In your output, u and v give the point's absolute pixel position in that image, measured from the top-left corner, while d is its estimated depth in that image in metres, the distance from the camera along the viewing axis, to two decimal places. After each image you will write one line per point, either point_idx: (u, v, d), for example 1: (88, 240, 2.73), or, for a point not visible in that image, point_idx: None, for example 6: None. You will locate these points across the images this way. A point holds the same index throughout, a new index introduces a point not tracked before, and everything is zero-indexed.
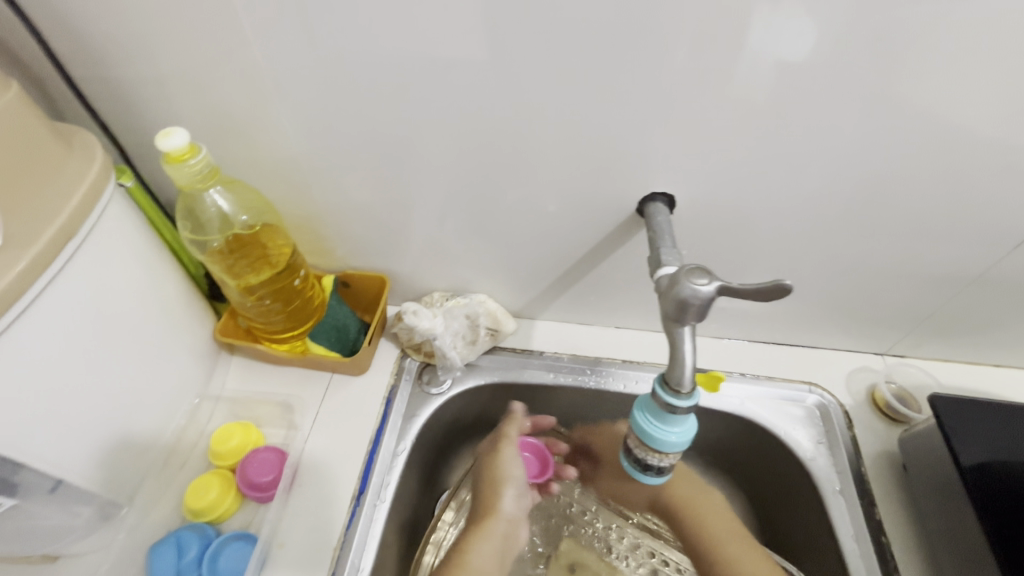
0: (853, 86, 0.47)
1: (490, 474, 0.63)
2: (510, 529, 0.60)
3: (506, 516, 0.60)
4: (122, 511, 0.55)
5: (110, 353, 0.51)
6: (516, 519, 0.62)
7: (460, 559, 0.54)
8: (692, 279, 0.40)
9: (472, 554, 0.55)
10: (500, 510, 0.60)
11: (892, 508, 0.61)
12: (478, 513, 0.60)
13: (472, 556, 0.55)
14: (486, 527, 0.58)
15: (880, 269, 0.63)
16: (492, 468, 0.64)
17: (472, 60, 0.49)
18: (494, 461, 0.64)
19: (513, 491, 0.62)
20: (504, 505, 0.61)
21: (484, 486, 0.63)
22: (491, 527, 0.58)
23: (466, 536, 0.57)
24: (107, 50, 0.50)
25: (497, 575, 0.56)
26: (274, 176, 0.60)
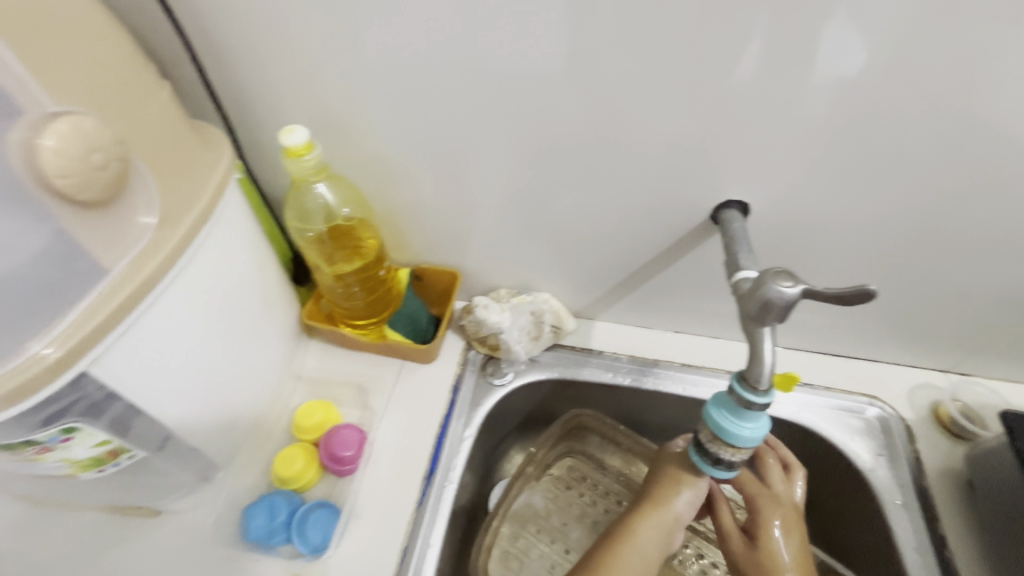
0: (938, 106, 0.48)
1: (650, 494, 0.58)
2: (675, 527, 0.57)
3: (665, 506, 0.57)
4: (220, 473, 0.61)
5: (226, 328, 0.56)
6: (683, 522, 0.58)
7: (627, 530, 0.56)
8: (778, 281, 0.42)
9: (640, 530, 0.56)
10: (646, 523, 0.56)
11: (956, 524, 0.61)
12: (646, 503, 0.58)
13: (636, 537, 0.56)
14: (626, 541, 0.56)
15: (953, 287, 0.62)
16: (662, 488, 0.58)
17: (562, 72, 0.52)
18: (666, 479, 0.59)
19: (682, 499, 0.57)
20: (676, 505, 0.57)
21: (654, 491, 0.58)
22: (655, 512, 0.57)
23: (636, 515, 0.57)
24: (234, 55, 0.55)
25: (655, 551, 0.56)
26: (366, 173, 0.65)
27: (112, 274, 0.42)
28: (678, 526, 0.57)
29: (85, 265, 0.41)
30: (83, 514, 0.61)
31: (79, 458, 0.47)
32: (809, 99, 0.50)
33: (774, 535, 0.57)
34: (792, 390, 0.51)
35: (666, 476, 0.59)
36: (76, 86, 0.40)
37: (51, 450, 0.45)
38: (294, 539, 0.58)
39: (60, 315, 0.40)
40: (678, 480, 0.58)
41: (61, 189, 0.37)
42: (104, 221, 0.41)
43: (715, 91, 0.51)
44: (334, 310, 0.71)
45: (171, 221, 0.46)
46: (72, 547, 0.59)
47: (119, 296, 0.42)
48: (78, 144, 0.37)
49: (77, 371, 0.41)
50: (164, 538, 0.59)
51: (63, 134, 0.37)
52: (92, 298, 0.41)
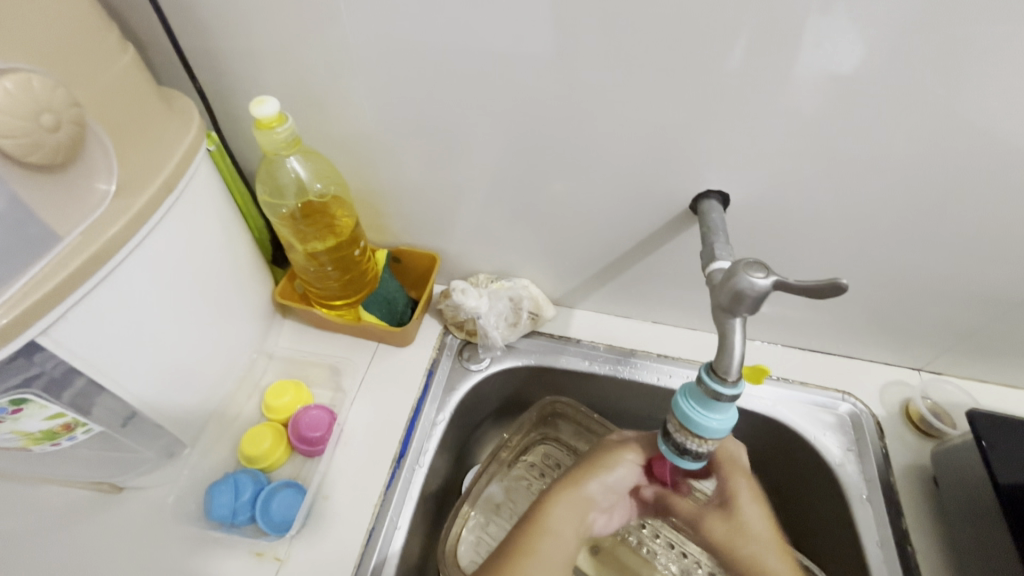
0: (920, 103, 0.47)
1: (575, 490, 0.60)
2: (593, 505, 0.60)
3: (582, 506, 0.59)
4: (186, 450, 0.60)
5: (192, 303, 0.54)
6: (601, 504, 0.61)
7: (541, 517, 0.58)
8: (750, 272, 0.41)
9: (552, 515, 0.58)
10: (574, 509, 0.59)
11: (920, 519, 0.61)
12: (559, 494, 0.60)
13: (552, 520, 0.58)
14: (539, 528, 0.58)
15: (928, 286, 0.63)
16: (602, 470, 0.59)
17: (543, 52, 0.50)
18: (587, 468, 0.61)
19: (603, 481, 0.59)
20: (590, 487, 0.60)
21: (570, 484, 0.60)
22: (579, 500, 0.59)
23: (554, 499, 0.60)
24: (207, 21, 0.53)
25: (569, 536, 0.59)
26: (343, 150, 0.63)
27: (65, 241, 0.41)
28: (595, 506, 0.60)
29: (37, 230, 0.39)
30: (45, 488, 0.60)
31: (30, 430, 0.46)
32: (792, 89, 0.49)
33: (741, 499, 0.60)
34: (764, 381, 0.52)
35: (591, 460, 0.61)
36: (30, 40, 0.38)
37: (1, 422, 0.44)
38: (259, 518, 0.57)
39: (10, 280, 0.38)
40: (609, 463, 0.59)
41: (8, 149, 0.35)
42: (58, 185, 0.40)
43: (698, 77, 0.49)
44: (308, 289, 0.69)
45: (129, 190, 0.44)
46: (32, 521, 0.58)
47: (73, 265, 0.40)
48: (28, 103, 0.36)
49: (27, 339, 0.39)
50: (127, 514, 0.58)
51: (9, 92, 0.35)
52: (44, 265, 0.40)
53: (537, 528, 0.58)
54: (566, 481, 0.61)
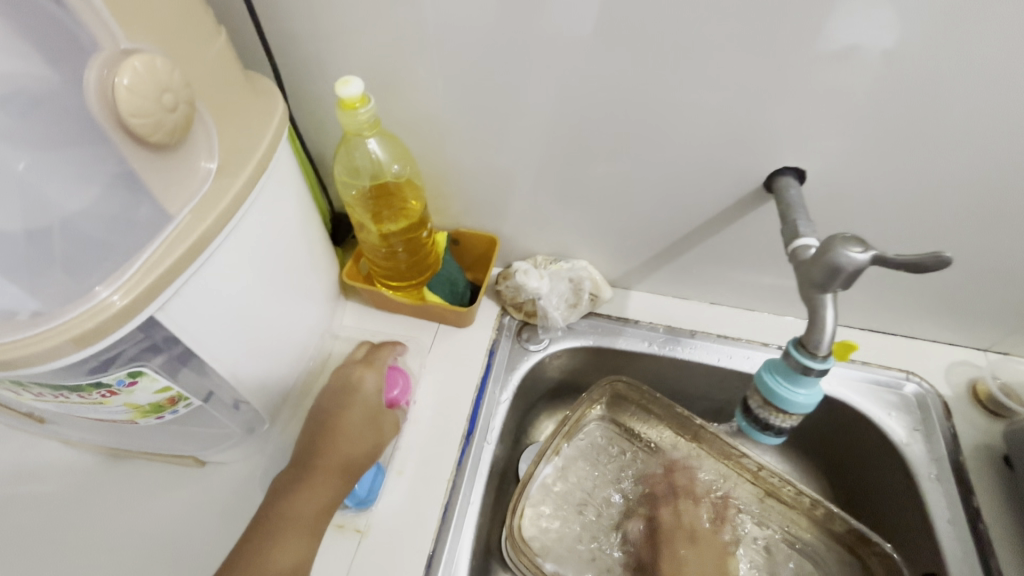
0: (1017, 75, 0.46)
1: (337, 436, 0.60)
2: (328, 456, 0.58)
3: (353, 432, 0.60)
4: (265, 426, 0.62)
5: (276, 283, 0.56)
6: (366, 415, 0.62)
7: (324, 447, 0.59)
8: (848, 247, 0.41)
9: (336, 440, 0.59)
10: (331, 451, 0.59)
11: (992, 500, 0.61)
12: (327, 422, 0.61)
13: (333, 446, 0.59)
14: (319, 467, 0.57)
15: (1006, 266, 0.61)
16: (324, 440, 0.59)
17: (625, 29, 0.50)
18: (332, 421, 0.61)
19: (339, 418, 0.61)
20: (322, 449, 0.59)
21: (331, 416, 0.62)
22: (323, 482, 0.56)
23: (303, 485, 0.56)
24: (286, 5, 0.54)
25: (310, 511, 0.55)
26: (412, 132, 0.64)
27: (177, 220, 0.42)
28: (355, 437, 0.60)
29: (150, 209, 0.41)
30: (133, 462, 0.62)
31: (140, 403, 0.48)
32: (881, 62, 0.48)
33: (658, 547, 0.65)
34: (848, 358, 0.56)
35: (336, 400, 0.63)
36: (145, 22, 0.39)
37: (116, 395, 0.46)
38: None
39: (129, 259, 0.40)
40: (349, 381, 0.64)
41: (136, 129, 0.37)
42: (169, 164, 0.41)
43: (783, 51, 0.49)
44: (373, 270, 0.71)
45: (228, 170, 0.45)
46: (124, 492, 0.61)
47: (186, 242, 0.42)
48: (152, 84, 0.37)
49: (145, 316, 0.41)
50: (213, 485, 0.60)
51: (138, 72, 0.36)
52: (159, 243, 0.41)
53: (293, 502, 0.55)
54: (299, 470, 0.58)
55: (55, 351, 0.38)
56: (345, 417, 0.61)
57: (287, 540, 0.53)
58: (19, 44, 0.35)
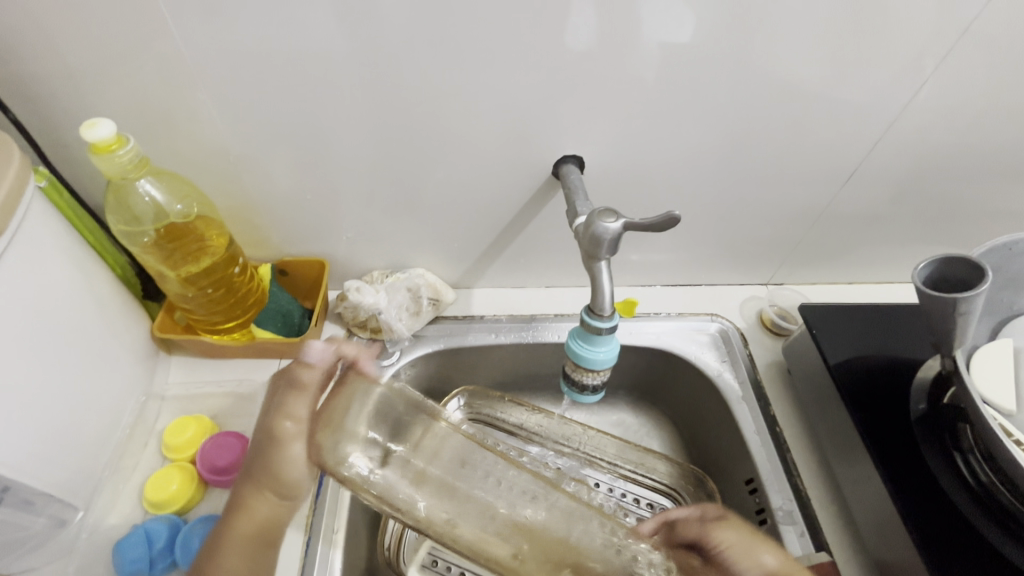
0: (713, 61, 0.57)
1: (266, 474, 0.53)
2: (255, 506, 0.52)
3: (292, 459, 0.53)
4: (78, 515, 0.54)
5: (59, 350, 0.51)
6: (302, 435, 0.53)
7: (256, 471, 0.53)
8: (603, 219, 0.47)
9: (264, 464, 0.53)
10: (278, 473, 0.53)
11: (784, 406, 0.73)
12: (252, 459, 0.53)
13: (265, 471, 0.53)
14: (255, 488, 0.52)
15: (757, 213, 0.74)
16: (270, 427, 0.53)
17: (392, 43, 0.53)
18: (263, 447, 0.53)
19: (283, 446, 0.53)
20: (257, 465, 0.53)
21: (251, 453, 0.54)
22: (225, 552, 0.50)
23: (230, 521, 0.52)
24: (9, 48, 0.49)
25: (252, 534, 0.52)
26: (202, 168, 0.61)
27: None
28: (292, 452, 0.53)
29: None
30: None
31: None
32: (613, 55, 0.56)
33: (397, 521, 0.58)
34: (630, 311, 0.78)
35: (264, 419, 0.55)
36: None
37: None
38: (179, 561, 0.54)
39: None
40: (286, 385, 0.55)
41: None
42: None
43: (536, 53, 0.55)
44: (190, 318, 0.66)
45: None
46: None
47: None
48: None
49: None
50: None
51: None
52: None
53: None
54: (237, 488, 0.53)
55: None
56: (256, 455, 0.53)
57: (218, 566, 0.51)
58: None
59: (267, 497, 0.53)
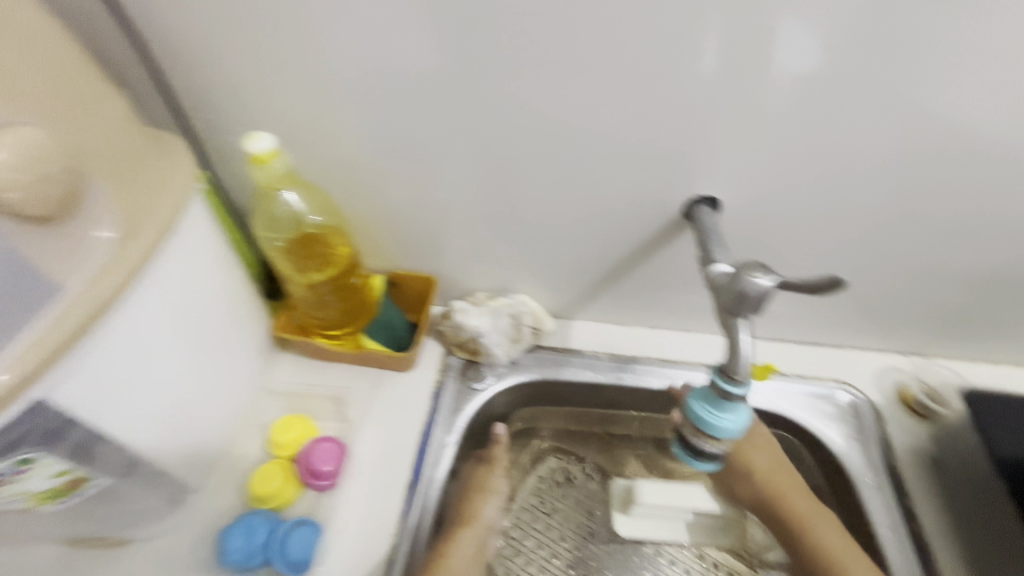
0: (896, 105, 0.50)
1: (478, 488, 0.65)
2: (471, 543, 0.61)
3: (497, 496, 0.65)
4: (192, 497, 0.58)
5: (196, 342, 0.54)
6: (492, 528, 0.64)
7: (471, 511, 0.63)
8: (754, 274, 0.43)
9: (482, 503, 0.64)
10: (484, 515, 0.64)
11: (926, 500, 0.64)
12: (469, 484, 0.65)
13: (478, 515, 0.63)
14: (470, 528, 0.62)
15: (915, 276, 0.65)
16: (477, 483, 0.65)
17: (536, 69, 0.51)
18: (474, 491, 0.65)
19: (490, 509, 0.64)
20: (484, 518, 0.63)
21: (470, 474, 0.66)
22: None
23: (450, 538, 0.60)
24: (196, 60, 0.53)
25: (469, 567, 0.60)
26: (335, 180, 0.63)
27: (66, 289, 0.39)
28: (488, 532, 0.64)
29: (36, 282, 0.38)
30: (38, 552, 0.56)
31: (36, 489, 0.43)
32: (775, 93, 0.50)
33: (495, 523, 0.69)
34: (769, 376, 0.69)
35: (472, 485, 0.65)
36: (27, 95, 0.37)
37: (8, 484, 0.41)
38: (275, 559, 0.56)
39: (11, 337, 0.36)
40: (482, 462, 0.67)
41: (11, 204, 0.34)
42: (59, 236, 0.38)
43: (687, 85, 0.51)
44: (305, 320, 0.69)
45: (130, 234, 0.43)
46: None
47: (74, 319, 0.39)
48: (31, 154, 0.34)
49: (33, 399, 0.38)
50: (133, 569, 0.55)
51: (14, 148, 0.34)
52: (47, 318, 0.38)
53: None
54: (454, 524, 0.62)
55: None
56: (469, 504, 0.64)
57: None
58: None
59: (473, 539, 0.62)
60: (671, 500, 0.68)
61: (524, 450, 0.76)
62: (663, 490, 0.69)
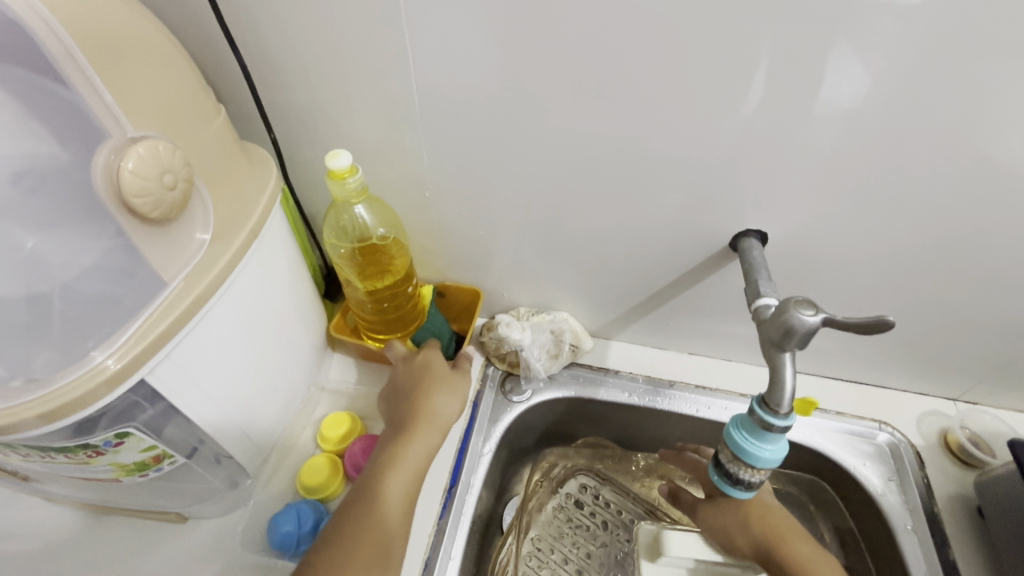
0: (951, 151, 0.51)
1: (427, 391, 0.63)
2: (422, 440, 0.58)
3: (460, 390, 0.65)
4: (247, 481, 0.62)
5: (267, 336, 0.58)
6: (453, 386, 0.65)
7: (426, 409, 0.61)
8: (801, 310, 0.44)
9: (440, 393, 0.63)
10: (438, 413, 0.61)
11: (967, 552, 0.62)
12: (420, 361, 0.66)
13: (438, 400, 0.62)
14: (424, 426, 0.59)
15: (964, 320, 0.65)
16: (435, 368, 0.65)
17: (599, 104, 0.54)
18: (425, 382, 0.64)
19: (445, 387, 0.64)
20: (438, 395, 0.63)
21: (422, 355, 0.67)
22: (391, 473, 0.55)
23: (383, 473, 0.55)
24: (285, 82, 0.58)
25: (412, 467, 0.56)
26: (399, 195, 0.68)
27: (170, 286, 0.44)
28: (441, 425, 0.61)
29: (147, 277, 0.43)
30: (112, 518, 0.62)
31: (125, 462, 0.48)
32: (830, 135, 0.52)
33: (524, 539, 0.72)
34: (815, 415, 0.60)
35: (419, 364, 0.66)
36: (154, 110, 0.42)
37: (103, 454, 0.46)
38: (320, 547, 0.58)
39: (125, 325, 0.41)
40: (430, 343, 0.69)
41: (137, 208, 0.39)
42: (167, 237, 0.43)
43: (743, 125, 0.53)
44: (359, 323, 0.73)
45: (224, 237, 0.47)
46: (100, 550, 0.60)
47: (176, 312, 0.43)
48: (154, 167, 0.39)
49: (136, 379, 0.42)
50: (193, 542, 0.60)
51: (141, 157, 0.38)
52: (154, 310, 0.43)
53: (374, 491, 0.53)
54: (404, 425, 0.59)
55: (57, 415, 0.39)
56: (431, 389, 0.63)
57: (384, 489, 0.54)
58: (33, 125, 0.40)
59: (429, 433, 0.59)
60: (698, 551, 0.61)
61: (570, 452, 0.81)
62: (687, 539, 0.62)
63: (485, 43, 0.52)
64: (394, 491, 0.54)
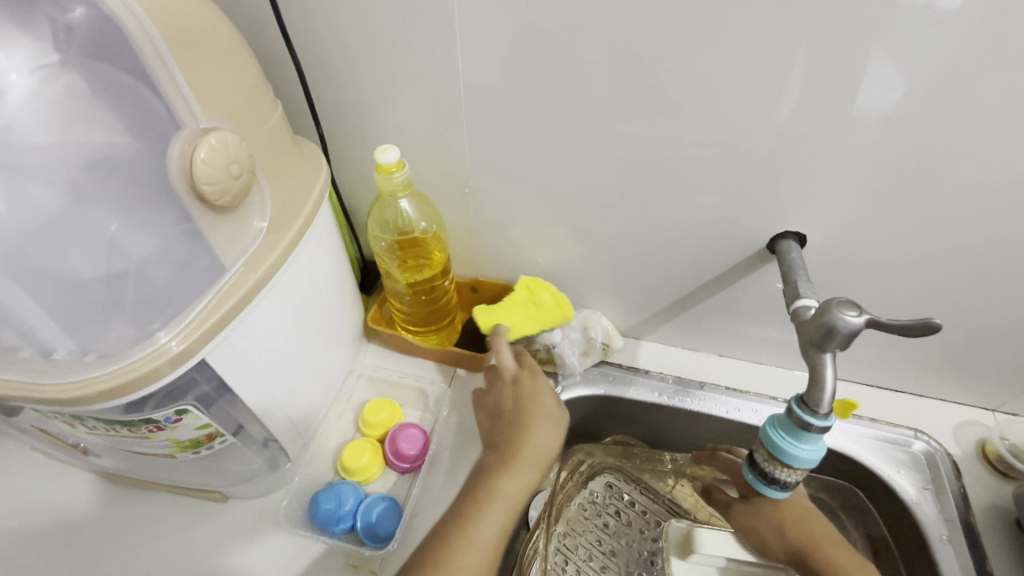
0: (1002, 156, 0.50)
1: (523, 418, 0.60)
2: (516, 480, 0.54)
3: (558, 420, 0.61)
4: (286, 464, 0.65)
5: (311, 323, 0.60)
6: (547, 411, 0.61)
7: (524, 442, 0.58)
8: (844, 310, 0.44)
9: (537, 426, 0.59)
10: (532, 443, 0.58)
11: (1005, 565, 0.61)
12: (513, 387, 0.64)
13: (535, 433, 0.59)
14: (523, 458, 0.56)
15: (1008, 328, 0.63)
16: (527, 394, 0.63)
17: (643, 104, 0.55)
18: (524, 411, 0.61)
19: (542, 416, 0.60)
20: (535, 428, 0.59)
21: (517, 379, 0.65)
22: (480, 517, 0.51)
23: (473, 515, 0.51)
24: (334, 79, 0.60)
25: (501, 519, 0.52)
26: (439, 191, 0.69)
27: (230, 271, 0.46)
28: (542, 460, 0.58)
29: (208, 262, 0.45)
30: (158, 494, 0.65)
31: (181, 439, 0.50)
32: (874, 139, 0.52)
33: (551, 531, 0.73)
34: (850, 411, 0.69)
35: (514, 391, 0.64)
36: (224, 104, 0.44)
37: (162, 430, 0.48)
38: (359, 528, 0.60)
39: (189, 306, 0.44)
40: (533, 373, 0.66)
41: (206, 195, 0.41)
42: (229, 225, 0.45)
43: (786, 127, 0.53)
44: (395, 315, 0.75)
45: (279, 227, 0.49)
46: (147, 524, 0.63)
47: (236, 297, 0.45)
48: (223, 157, 0.41)
49: (197, 359, 0.44)
50: (234, 521, 0.62)
51: (213, 147, 0.41)
52: (215, 294, 0.45)
53: (460, 544, 0.50)
54: (505, 457, 0.56)
55: (126, 389, 0.41)
56: (530, 421, 0.60)
57: (470, 536, 0.50)
58: (112, 117, 0.42)
59: (528, 471, 0.56)
60: (732, 551, 0.63)
61: (597, 450, 0.81)
62: (722, 538, 0.64)
63: (533, 43, 0.53)
64: (483, 535, 0.51)
